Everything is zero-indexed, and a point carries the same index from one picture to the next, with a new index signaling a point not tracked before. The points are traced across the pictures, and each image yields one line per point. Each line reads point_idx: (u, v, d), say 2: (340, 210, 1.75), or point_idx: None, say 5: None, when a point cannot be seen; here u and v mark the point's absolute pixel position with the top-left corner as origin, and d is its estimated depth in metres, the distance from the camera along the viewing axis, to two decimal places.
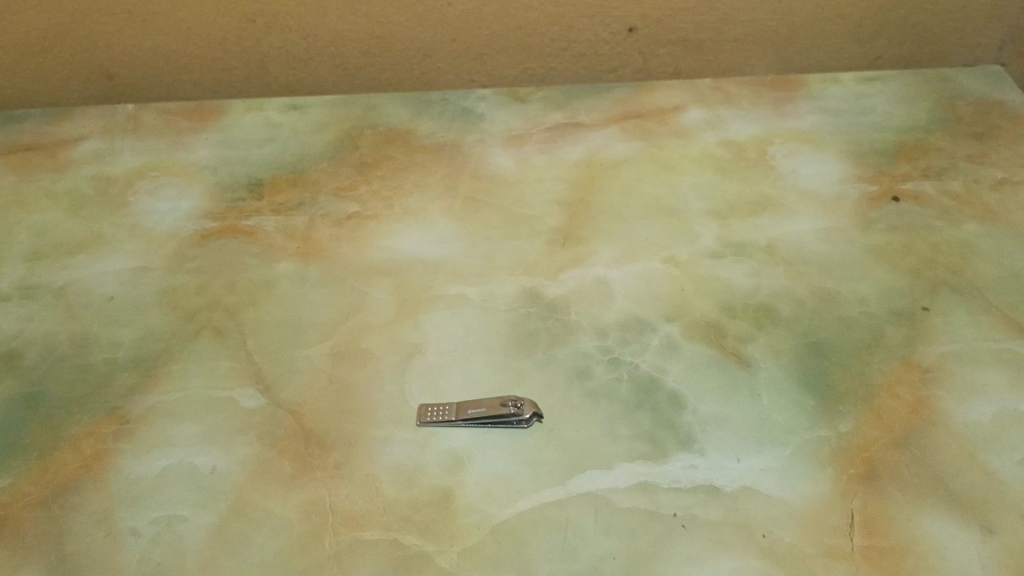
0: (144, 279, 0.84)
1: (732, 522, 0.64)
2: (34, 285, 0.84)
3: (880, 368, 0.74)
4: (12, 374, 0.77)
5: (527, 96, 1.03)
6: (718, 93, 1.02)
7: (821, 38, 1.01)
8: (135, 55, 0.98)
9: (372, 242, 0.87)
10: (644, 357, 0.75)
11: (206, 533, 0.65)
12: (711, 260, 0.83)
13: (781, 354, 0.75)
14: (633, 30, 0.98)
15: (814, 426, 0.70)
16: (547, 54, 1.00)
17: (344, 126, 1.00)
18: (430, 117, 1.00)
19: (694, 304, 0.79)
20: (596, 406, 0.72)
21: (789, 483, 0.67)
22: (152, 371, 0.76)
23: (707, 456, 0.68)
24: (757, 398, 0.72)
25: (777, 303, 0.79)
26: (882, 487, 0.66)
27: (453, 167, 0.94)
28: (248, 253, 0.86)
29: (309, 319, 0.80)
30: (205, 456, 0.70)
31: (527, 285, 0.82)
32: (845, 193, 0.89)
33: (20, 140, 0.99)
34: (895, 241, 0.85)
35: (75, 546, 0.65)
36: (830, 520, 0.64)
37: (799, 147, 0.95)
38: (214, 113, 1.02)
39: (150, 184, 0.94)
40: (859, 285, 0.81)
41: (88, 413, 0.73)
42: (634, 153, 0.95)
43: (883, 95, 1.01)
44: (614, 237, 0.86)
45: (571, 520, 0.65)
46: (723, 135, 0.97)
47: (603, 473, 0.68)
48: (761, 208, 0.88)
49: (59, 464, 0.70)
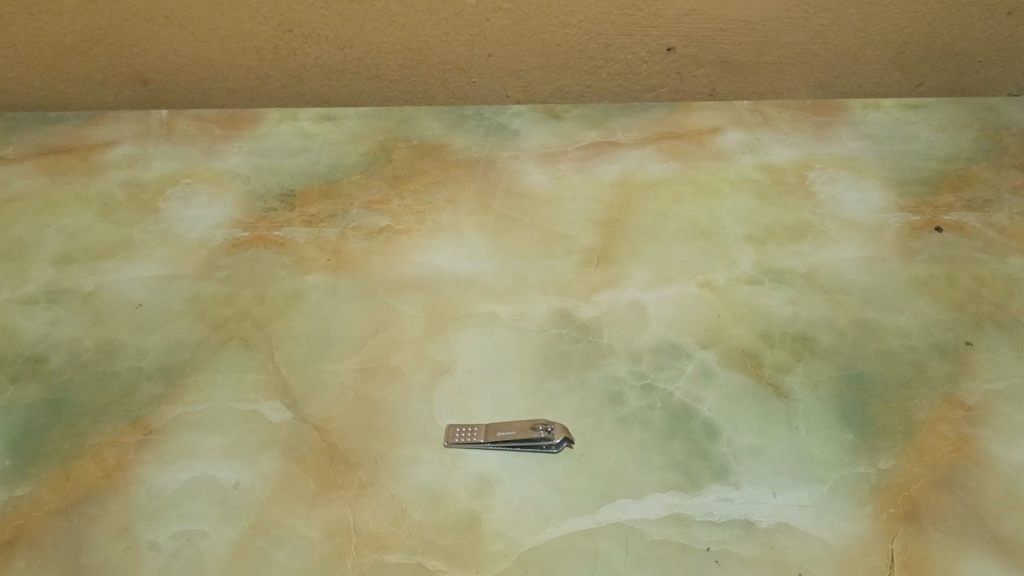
0: (172, 286, 0.84)
1: (767, 558, 0.63)
2: (63, 289, 0.84)
3: (921, 404, 0.72)
4: (37, 379, 0.76)
5: (561, 114, 1.01)
6: (756, 115, 1.00)
7: (864, 63, 0.99)
8: (171, 61, 0.97)
9: (402, 257, 0.86)
10: (678, 384, 0.73)
11: (228, 550, 0.64)
12: (749, 286, 0.82)
13: (820, 386, 0.73)
14: (672, 50, 0.97)
15: (854, 462, 0.68)
16: (584, 71, 0.99)
17: (377, 139, 0.99)
18: (465, 132, 0.99)
19: (732, 331, 0.78)
20: (628, 433, 0.70)
21: (827, 520, 0.64)
22: (178, 381, 0.75)
23: (742, 489, 0.67)
24: (795, 431, 0.70)
25: (816, 332, 0.77)
26: (924, 528, 0.64)
27: (487, 184, 0.93)
28: (278, 264, 0.85)
29: (337, 333, 0.79)
30: (228, 470, 0.69)
31: (559, 305, 0.80)
32: (887, 222, 0.87)
33: (53, 142, 0.98)
34: (938, 272, 0.82)
35: (94, 558, 0.64)
36: (869, 561, 0.62)
37: (840, 173, 0.93)
38: (248, 121, 1.01)
39: (181, 191, 0.94)
40: (901, 317, 0.78)
41: (112, 421, 0.72)
42: (670, 175, 0.93)
43: (926, 122, 0.99)
44: (649, 260, 0.84)
45: (600, 551, 0.63)
46: (762, 159, 0.95)
47: (635, 503, 0.66)
48: (800, 234, 0.86)
49: (81, 473, 0.69)
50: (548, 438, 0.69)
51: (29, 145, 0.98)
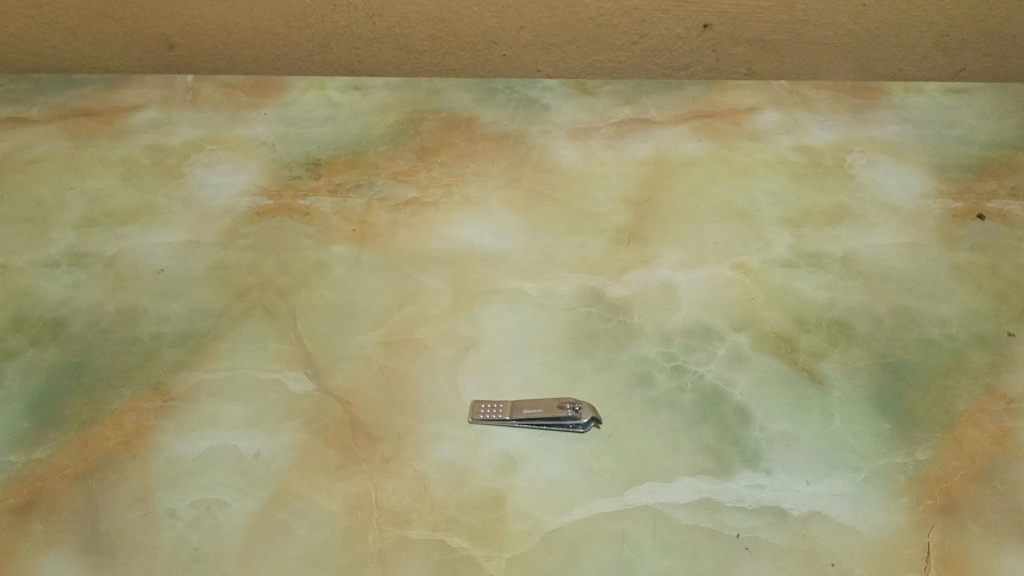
0: (195, 253, 0.82)
1: (798, 548, 0.61)
2: (84, 253, 0.82)
3: (961, 394, 0.70)
4: (57, 342, 0.75)
5: (593, 90, 0.99)
6: (794, 97, 0.98)
7: (906, 46, 0.96)
8: (198, 26, 0.96)
9: (429, 230, 0.84)
10: (709, 367, 0.72)
11: (247, 520, 0.63)
12: (784, 270, 0.79)
13: (856, 373, 0.71)
14: (708, 28, 0.94)
15: (890, 452, 0.66)
16: (618, 47, 0.97)
17: (405, 110, 0.97)
18: (494, 105, 0.97)
19: (765, 315, 0.75)
20: (657, 415, 0.69)
21: (861, 511, 0.63)
22: (199, 349, 0.74)
23: (774, 475, 0.65)
24: (829, 418, 0.68)
25: (852, 319, 0.75)
26: (961, 522, 0.62)
27: (516, 158, 0.91)
28: (302, 234, 0.84)
29: (361, 305, 0.77)
30: (249, 440, 0.68)
31: (588, 284, 0.79)
32: (927, 208, 0.85)
33: (76, 105, 0.97)
34: (980, 261, 0.80)
35: (111, 525, 0.63)
36: (905, 553, 0.60)
37: (879, 157, 0.90)
38: (274, 89, 1.00)
39: (206, 157, 0.92)
40: (941, 306, 0.76)
41: (132, 387, 0.71)
42: (705, 154, 0.91)
43: (969, 107, 0.96)
44: (682, 240, 0.82)
45: (627, 534, 0.62)
46: (799, 141, 0.93)
47: (663, 486, 0.64)
48: (838, 218, 0.84)
49: (100, 439, 0.68)
50: (575, 416, 0.67)
51: (53, 108, 0.97)
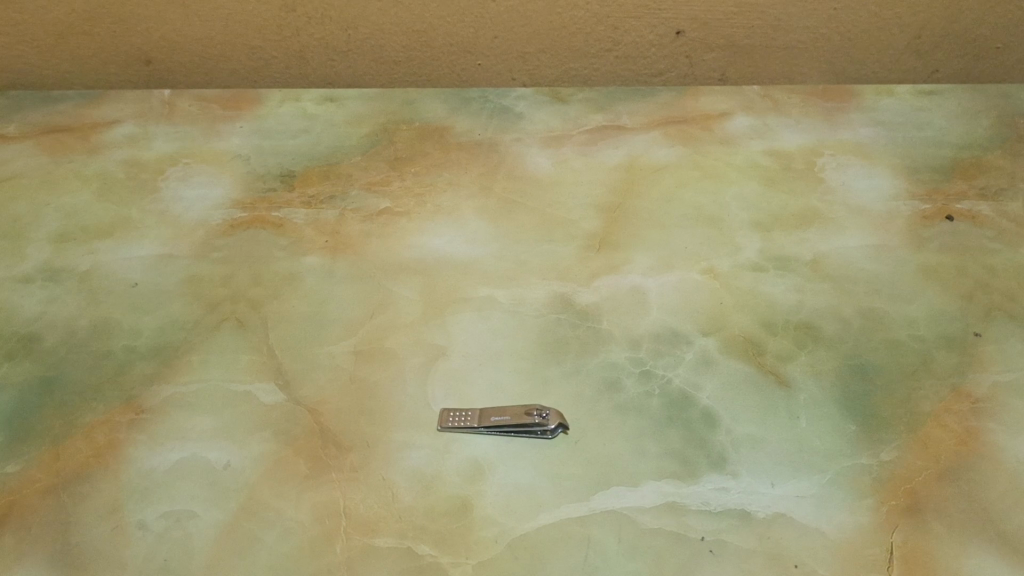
0: (169, 266, 0.83)
1: (762, 549, 0.61)
2: (59, 268, 0.83)
3: (927, 395, 0.70)
4: (31, 357, 0.75)
5: (567, 97, 1.00)
6: (766, 101, 0.98)
7: (877, 48, 0.96)
8: (174, 41, 0.96)
9: (402, 239, 0.85)
10: (677, 371, 0.72)
11: (215, 531, 0.63)
12: (753, 273, 0.80)
13: (823, 375, 0.72)
14: (680, 34, 0.95)
15: (855, 453, 0.66)
16: (591, 55, 0.97)
17: (380, 121, 0.98)
18: (468, 114, 0.98)
19: (734, 319, 0.76)
20: (625, 420, 0.69)
21: (826, 512, 0.63)
22: (172, 361, 0.75)
23: (740, 478, 0.65)
24: (796, 421, 0.69)
25: (820, 321, 0.76)
26: (925, 521, 0.63)
27: (489, 166, 0.92)
28: (276, 245, 0.84)
29: (333, 315, 0.78)
30: (219, 451, 0.68)
31: (558, 290, 0.79)
32: (896, 210, 0.85)
33: (54, 121, 0.98)
34: (948, 261, 0.81)
35: (81, 538, 0.63)
36: (869, 553, 0.61)
37: (849, 159, 0.91)
38: (251, 102, 1.00)
39: (181, 170, 0.93)
40: (908, 307, 0.77)
41: (104, 401, 0.72)
42: (676, 160, 0.92)
43: (940, 109, 0.96)
44: (652, 245, 0.83)
45: (593, 539, 0.62)
46: (770, 144, 0.93)
47: (630, 491, 0.65)
48: (807, 221, 0.85)
49: (72, 452, 0.68)
50: (543, 423, 0.68)
51: (31, 124, 0.98)
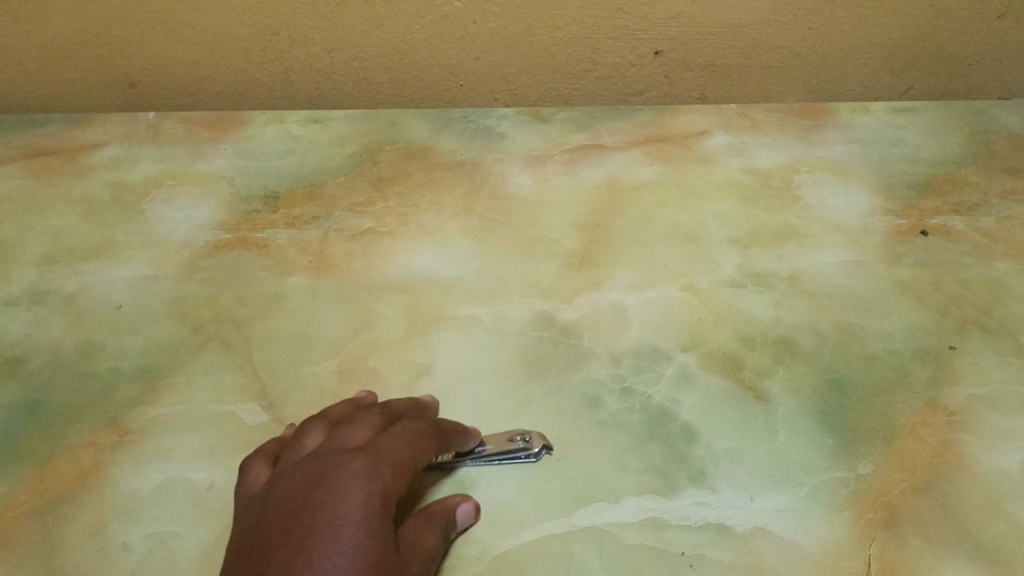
0: (154, 288, 0.83)
1: (742, 563, 0.62)
2: (44, 291, 0.84)
3: (903, 408, 0.71)
4: (16, 379, 0.76)
5: (549, 117, 1.01)
6: (744, 119, 1.00)
7: (853, 66, 0.98)
8: (159, 64, 0.97)
9: (385, 258, 0.86)
10: (657, 387, 0.73)
11: (198, 551, 0.64)
12: (732, 289, 0.81)
13: (800, 390, 0.73)
14: (659, 54, 0.96)
15: (833, 467, 0.67)
16: (572, 75, 0.99)
17: (364, 141, 0.99)
18: (451, 134, 0.99)
19: (713, 335, 0.77)
20: (605, 436, 0.70)
21: (804, 525, 0.64)
22: (156, 382, 0.75)
23: (719, 492, 0.66)
24: (774, 435, 0.69)
25: (798, 336, 0.77)
26: (902, 533, 0.64)
27: (472, 186, 0.93)
28: (260, 266, 0.85)
29: (317, 335, 0.78)
30: (204, 471, 0.69)
31: (540, 308, 0.80)
32: (872, 225, 0.87)
33: (39, 144, 0.98)
34: (923, 276, 0.82)
35: (65, 559, 0.64)
36: (846, 566, 0.62)
37: (826, 176, 0.93)
38: (235, 123, 1.01)
39: (166, 192, 0.94)
40: (884, 321, 0.78)
41: (88, 422, 0.72)
42: (656, 178, 0.93)
43: (915, 126, 0.98)
44: (633, 262, 0.84)
45: (575, 554, 0.63)
46: (748, 162, 0.95)
47: (611, 506, 0.65)
48: (785, 238, 0.86)
49: (56, 474, 0.69)
50: (527, 447, 0.68)
51: (17, 148, 0.98)
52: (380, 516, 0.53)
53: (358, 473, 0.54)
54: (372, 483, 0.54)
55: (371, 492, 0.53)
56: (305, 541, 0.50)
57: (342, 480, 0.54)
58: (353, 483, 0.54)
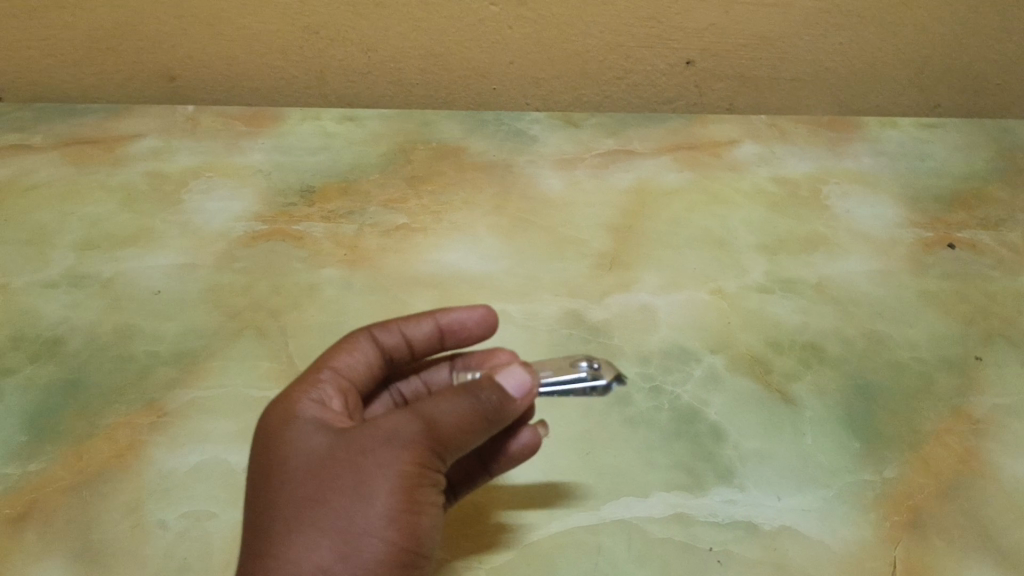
0: (191, 275, 0.85)
1: (768, 560, 0.63)
2: (83, 275, 0.85)
3: (929, 415, 0.72)
4: (55, 359, 0.77)
5: (580, 122, 1.02)
6: (773, 129, 1.01)
7: (882, 81, 0.99)
8: (198, 59, 0.98)
9: (417, 254, 0.87)
10: (686, 387, 0.74)
11: (233, 530, 0.65)
12: (760, 294, 0.82)
13: (827, 394, 0.74)
14: (690, 64, 0.97)
15: (859, 469, 0.68)
16: (604, 82, 1.00)
17: (397, 140, 1.00)
18: (483, 136, 1.01)
19: (741, 338, 0.78)
20: (634, 433, 0.71)
21: (829, 525, 0.65)
22: (193, 366, 0.77)
23: (747, 491, 0.67)
24: (801, 437, 0.70)
25: (825, 342, 0.78)
26: (926, 536, 0.65)
27: (503, 187, 0.95)
28: (295, 257, 0.86)
29: (350, 325, 0.80)
30: (238, 454, 0.70)
31: (570, 306, 0.81)
32: (899, 237, 0.88)
33: (80, 133, 1.00)
34: (948, 287, 0.83)
35: (101, 536, 0.65)
36: (871, 566, 0.63)
37: (853, 188, 0.94)
38: (272, 119, 1.03)
39: (204, 183, 0.95)
40: (910, 330, 0.79)
41: (125, 403, 0.74)
42: (685, 184, 0.94)
43: (942, 142, 0.99)
44: (662, 265, 0.85)
45: (603, 547, 0.64)
46: (777, 171, 0.96)
47: (639, 501, 0.66)
48: (812, 246, 0.87)
49: (94, 451, 0.70)
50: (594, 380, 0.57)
51: (57, 136, 1.00)
52: (309, 428, 0.53)
53: (290, 403, 0.55)
54: (301, 406, 0.55)
55: (295, 415, 0.54)
56: (252, 490, 0.53)
57: (270, 418, 0.55)
58: (278, 416, 0.55)
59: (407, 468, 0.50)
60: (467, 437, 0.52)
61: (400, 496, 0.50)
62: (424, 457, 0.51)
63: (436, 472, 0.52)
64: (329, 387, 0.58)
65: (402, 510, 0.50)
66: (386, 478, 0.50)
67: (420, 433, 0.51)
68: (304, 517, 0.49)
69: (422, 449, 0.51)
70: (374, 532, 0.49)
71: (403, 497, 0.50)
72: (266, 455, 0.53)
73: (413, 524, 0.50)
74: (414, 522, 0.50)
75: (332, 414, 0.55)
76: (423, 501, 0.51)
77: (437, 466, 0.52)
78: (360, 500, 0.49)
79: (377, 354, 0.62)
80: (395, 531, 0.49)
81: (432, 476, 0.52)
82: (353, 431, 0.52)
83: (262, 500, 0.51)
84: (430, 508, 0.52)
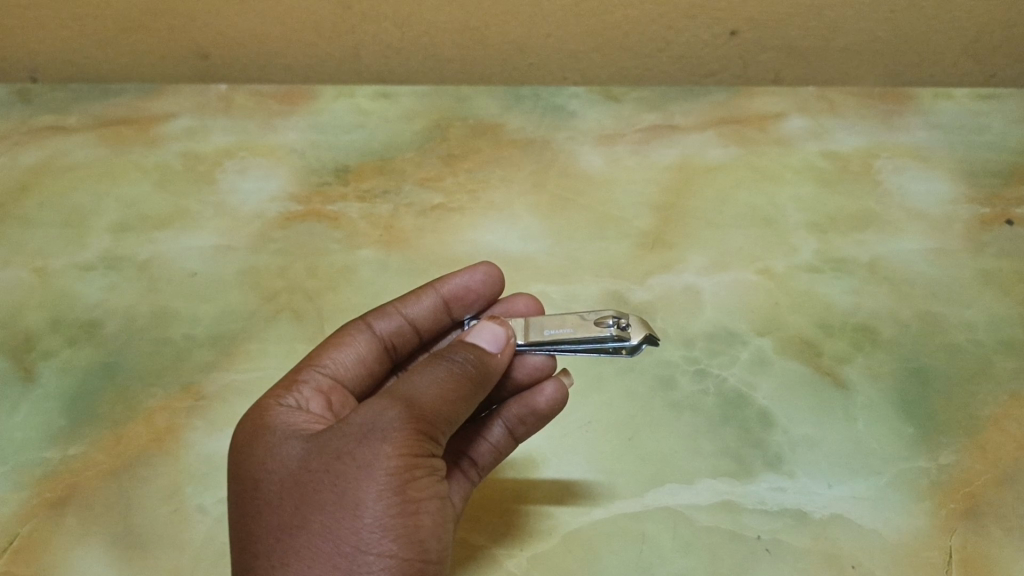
0: (227, 257, 0.84)
1: (819, 550, 0.61)
2: (119, 257, 0.85)
3: (986, 399, 0.69)
4: (93, 342, 0.77)
5: (620, 96, 1.00)
6: (822, 102, 0.98)
7: (937, 52, 0.94)
8: (227, 37, 0.95)
9: (455, 233, 0.86)
10: (732, 370, 0.72)
11: None
12: (810, 274, 0.79)
13: (881, 378, 0.71)
14: (735, 34, 0.91)
15: (914, 456, 0.66)
16: (645, 55, 0.95)
17: (433, 117, 0.98)
18: (521, 112, 0.98)
19: (790, 320, 0.75)
20: (678, 418, 0.69)
21: (882, 514, 0.63)
22: (230, 349, 0.76)
23: (797, 479, 0.65)
24: (853, 422, 0.68)
25: (877, 323, 0.75)
26: (984, 525, 0.62)
27: (542, 164, 0.92)
28: (330, 238, 0.85)
29: None
30: None
31: (612, 288, 0.79)
32: (954, 214, 0.85)
33: (114, 113, 1.00)
34: (1007, 266, 0.80)
35: (140, 520, 0.64)
36: (926, 556, 0.60)
37: (907, 162, 0.91)
38: (306, 97, 1.01)
39: (238, 163, 0.94)
40: (967, 311, 0.76)
41: (163, 386, 0.73)
42: (729, 160, 0.92)
43: (999, 113, 0.95)
44: (706, 244, 0.83)
45: (647, 535, 0.62)
46: (826, 146, 0.93)
47: (684, 488, 0.65)
48: (863, 223, 0.84)
49: (132, 436, 0.69)
50: (623, 338, 0.59)
51: (91, 116, 0.99)
52: (282, 443, 0.51)
53: (262, 419, 0.54)
54: (274, 420, 0.53)
55: (267, 431, 0.52)
56: (233, 524, 0.50)
57: (242, 435, 0.53)
58: (251, 432, 0.53)
59: (392, 461, 0.47)
60: (451, 406, 0.51)
61: (390, 497, 0.47)
62: (408, 444, 0.48)
63: (430, 459, 0.49)
64: (309, 387, 0.58)
65: (396, 513, 0.47)
66: (371, 480, 0.47)
67: (399, 419, 0.48)
68: (287, 547, 0.46)
69: (403, 436, 0.48)
70: (369, 546, 0.46)
71: (395, 497, 0.47)
72: (242, 481, 0.51)
73: (412, 526, 0.47)
74: (414, 524, 0.47)
75: (309, 418, 0.54)
76: (420, 498, 0.48)
77: (429, 453, 0.49)
78: (346, 513, 0.46)
79: (369, 344, 0.63)
80: (391, 539, 0.46)
81: (425, 464, 0.49)
82: (328, 436, 0.49)
83: (244, 534, 0.49)
84: (431, 503, 0.49)
